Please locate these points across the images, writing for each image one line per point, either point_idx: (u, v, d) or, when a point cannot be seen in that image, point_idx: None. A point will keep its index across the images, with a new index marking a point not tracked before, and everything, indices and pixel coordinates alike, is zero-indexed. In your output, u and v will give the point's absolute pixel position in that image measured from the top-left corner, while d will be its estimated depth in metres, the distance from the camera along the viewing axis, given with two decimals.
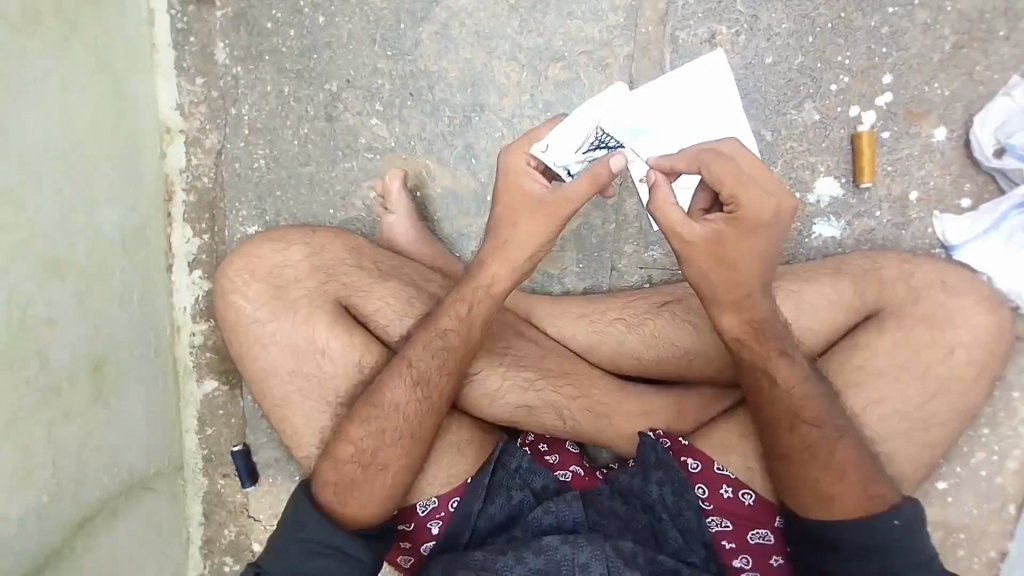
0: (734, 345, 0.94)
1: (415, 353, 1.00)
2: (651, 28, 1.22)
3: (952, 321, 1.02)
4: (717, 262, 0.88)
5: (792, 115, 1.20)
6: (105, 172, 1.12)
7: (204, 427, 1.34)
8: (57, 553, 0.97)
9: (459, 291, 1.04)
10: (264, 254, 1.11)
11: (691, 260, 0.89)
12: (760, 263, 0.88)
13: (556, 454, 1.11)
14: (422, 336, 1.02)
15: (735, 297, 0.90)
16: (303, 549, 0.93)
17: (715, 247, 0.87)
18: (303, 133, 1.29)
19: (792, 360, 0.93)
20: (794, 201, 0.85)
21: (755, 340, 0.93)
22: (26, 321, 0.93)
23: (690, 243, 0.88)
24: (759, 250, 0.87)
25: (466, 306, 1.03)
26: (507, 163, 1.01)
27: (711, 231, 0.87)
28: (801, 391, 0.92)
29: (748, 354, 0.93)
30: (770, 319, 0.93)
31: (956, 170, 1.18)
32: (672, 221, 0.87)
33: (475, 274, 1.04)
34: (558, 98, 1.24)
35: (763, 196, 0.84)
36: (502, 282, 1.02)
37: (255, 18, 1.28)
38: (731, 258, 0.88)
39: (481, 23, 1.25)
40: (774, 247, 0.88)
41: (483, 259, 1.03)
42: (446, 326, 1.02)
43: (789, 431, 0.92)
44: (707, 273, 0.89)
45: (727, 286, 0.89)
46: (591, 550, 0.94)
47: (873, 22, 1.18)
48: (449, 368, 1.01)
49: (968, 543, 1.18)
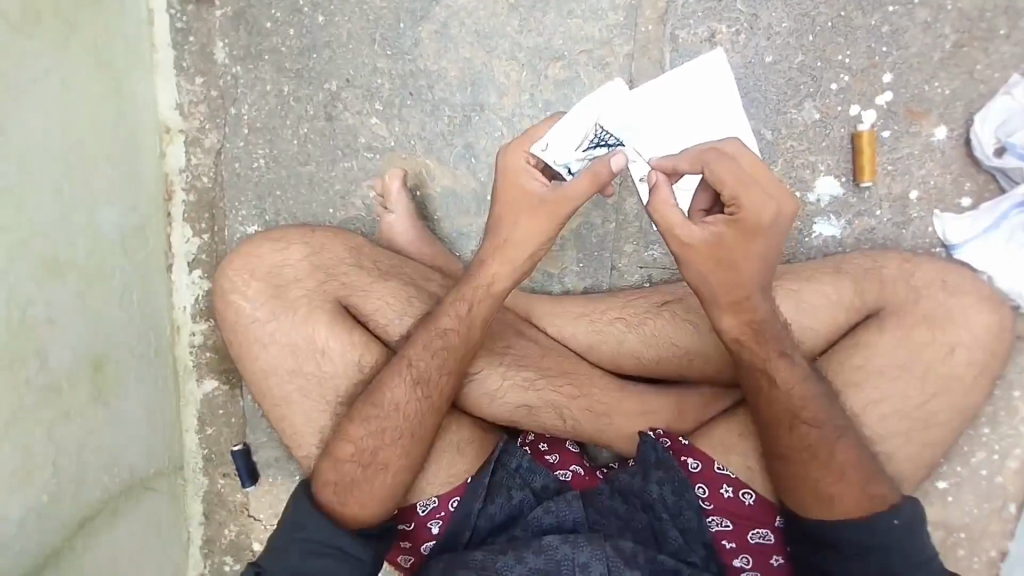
0: (733, 346, 0.94)
1: (415, 353, 1.00)
2: (651, 27, 1.21)
3: (952, 320, 1.01)
4: (716, 264, 0.88)
5: (792, 114, 1.20)
6: (105, 172, 1.12)
7: (204, 427, 1.34)
8: (57, 553, 0.97)
9: (459, 291, 1.03)
10: (263, 254, 1.11)
11: (690, 262, 0.89)
12: (760, 265, 0.88)
13: (556, 453, 1.11)
14: (422, 336, 1.02)
15: (735, 299, 0.90)
16: (303, 549, 0.93)
17: (715, 249, 0.87)
18: (302, 132, 1.29)
19: (792, 360, 0.93)
20: (795, 204, 0.85)
21: (754, 341, 0.93)
22: (26, 321, 0.93)
23: (689, 245, 0.88)
24: (758, 252, 0.87)
25: (466, 306, 1.03)
26: (507, 161, 1.00)
27: (711, 234, 0.87)
28: (801, 391, 0.92)
29: (747, 355, 0.93)
30: (770, 321, 0.93)
31: (956, 169, 1.18)
32: (671, 223, 0.87)
33: (475, 274, 1.03)
34: (558, 97, 1.24)
35: (764, 198, 0.84)
36: (502, 282, 1.02)
37: (255, 18, 1.28)
38: (731, 260, 0.87)
39: (481, 22, 1.25)
40: (774, 249, 0.88)
41: (483, 258, 1.03)
42: (446, 325, 1.02)
43: (789, 431, 0.92)
44: (706, 275, 0.89)
45: (726, 288, 0.89)
46: (591, 550, 0.94)
47: (874, 21, 1.17)
48: (449, 367, 1.01)
49: (968, 542, 1.18)
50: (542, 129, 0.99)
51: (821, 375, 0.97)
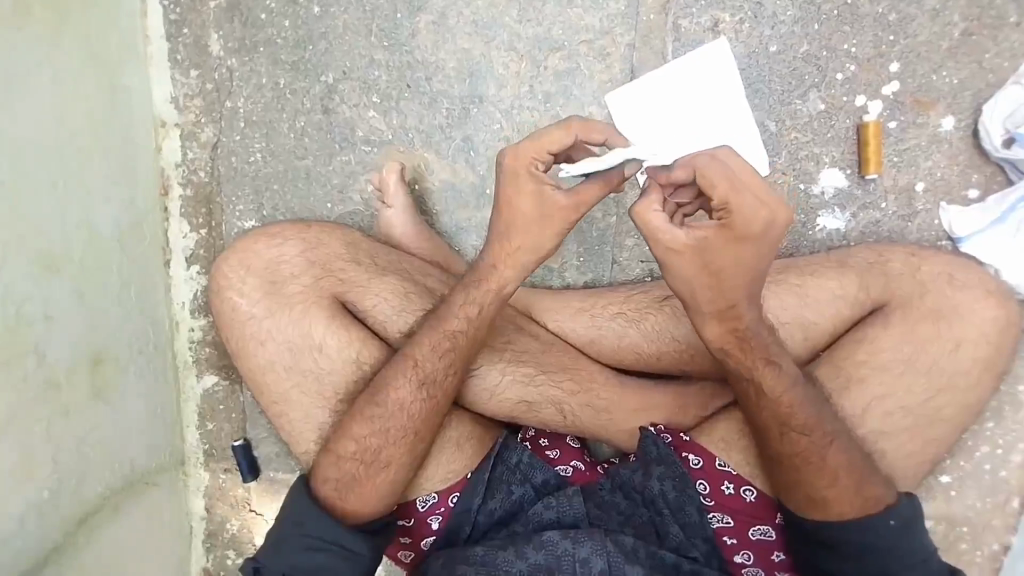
0: (719, 354, 0.92)
1: (421, 353, 0.99)
2: (653, 16, 1.19)
3: (959, 316, 1.00)
4: (701, 269, 0.84)
5: (797, 105, 1.18)
6: (99, 166, 1.11)
7: (204, 423, 1.34)
8: (58, 550, 0.98)
9: (467, 293, 1.01)
10: (259, 250, 1.10)
11: (676, 266, 0.85)
12: (741, 275, 0.84)
13: (557, 449, 1.10)
14: (429, 335, 1.00)
15: (720, 308, 0.88)
16: (302, 545, 0.94)
17: (701, 254, 0.83)
18: (300, 125, 1.28)
19: (781, 368, 0.91)
20: (789, 210, 0.81)
21: (740, 350, 0.91)
22: (23, 318, 0.92)
23: (672, 250, 0.83)
24: (745, 257, 0.83)
25: (476, 307, 1.00)
26: (508, 165, 0.92)
27: (697, 238, 0.82)
28: (790, 398, 0.91)
29: (732, 363, 0.92)
30: (755, 326, 0.90)
31: (965, 159, 1.16)
32: (654, 227, 0.82)
33: (481, 275, 1.00)
34: (558, 88, 1.22)
35: (755, 207, 0.79)
36: (508, 285, 0.99)
37: (249, 9, 1.26)
38: (716, 269, 0.84)
39: (479, 12, 1.22)
40: (762, 257, 0.84)
41: (490, 262, 0.99)
42: (456, 326, 1.00)
43: (780, 438, 0.91)
44: (692, 280, 0.85)
45: (712, 296, 0.87)
46: (591, 545, 0.94)
47: (881, 9, 1.15)
48: (455, 368, 1.00)
49: (971, 536, 1.17)
50: (555, 134, 0.89)
51: (812, 380, 0.95)
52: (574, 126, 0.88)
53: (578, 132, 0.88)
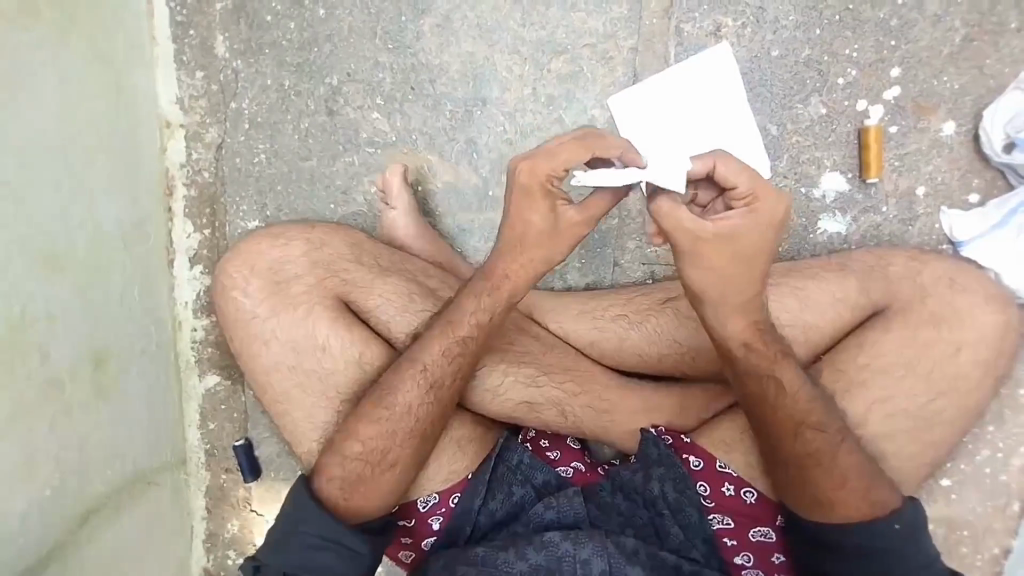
0: (739, 352, 0.92)
1: (430, 358, 0.99)
2: (656, 21, 1.20)
3: (960, 320, 1.00)
4: (729, 260, 0.84)
5: (798, 109, 1.18)
6: (104, 165, 1.11)
7: (206, 423, 1.35)
8: (59, 548, 0.98)
9: (476, 299, 1.00)
10: (264, 250, 1.10)
11: (702, 257, 0.84)
12: (766, 263, 0.86)
13: (558, 450, 1.11)
14: (438, 340, 0.99)
15: (742, 301, 0.88)
16: (302, 544, 0.93)
17: (729, 243, 0.83)
18: (304, 127, 1.28)
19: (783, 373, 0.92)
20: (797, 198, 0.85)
21: (761, 342, 0.92)
22: (27, 316, 0.92)
23: (700, 240, 0.83)
24: (767, 244, 0.85)
25: (486, 315, 1.00)
26: (515, 174, 0.90)
27: (727, 227, 0.82)
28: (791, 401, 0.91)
29: (755, 359, 0.92)
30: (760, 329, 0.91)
31: (965, 164, 1.16)
32: (682, 220, 0.82)
33: (492, 284, 0.99)
34: (561, 92, 1.23)
35: (776, 192, 0.83)
36: (518, 292, 1.00)
37: (255, 11, 1.27)
38: (743, 257, 0.84)
39: (483, 15, 1.23)
40: (777, 247, 0.86)
41: (502, 271, 0.98)
42: (465, 332, 1.00)
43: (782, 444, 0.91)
44: (716, 272, 0.85)
45: (734, 289, 0.87)
46: (591, 546, 0.94)
47: (883, 14, 1.15)
48: (462, 372, 1.00)
49: (971, 540, 1.18)
50: (571, 149, 0.87)
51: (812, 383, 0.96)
52: (589, 143, 0.87)
53: (595, 149, 0.87)
